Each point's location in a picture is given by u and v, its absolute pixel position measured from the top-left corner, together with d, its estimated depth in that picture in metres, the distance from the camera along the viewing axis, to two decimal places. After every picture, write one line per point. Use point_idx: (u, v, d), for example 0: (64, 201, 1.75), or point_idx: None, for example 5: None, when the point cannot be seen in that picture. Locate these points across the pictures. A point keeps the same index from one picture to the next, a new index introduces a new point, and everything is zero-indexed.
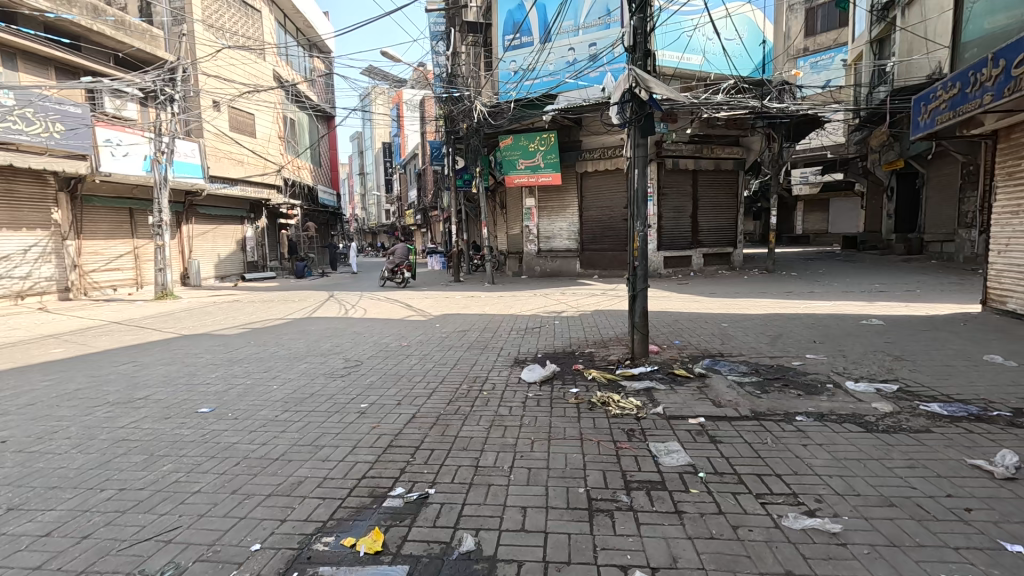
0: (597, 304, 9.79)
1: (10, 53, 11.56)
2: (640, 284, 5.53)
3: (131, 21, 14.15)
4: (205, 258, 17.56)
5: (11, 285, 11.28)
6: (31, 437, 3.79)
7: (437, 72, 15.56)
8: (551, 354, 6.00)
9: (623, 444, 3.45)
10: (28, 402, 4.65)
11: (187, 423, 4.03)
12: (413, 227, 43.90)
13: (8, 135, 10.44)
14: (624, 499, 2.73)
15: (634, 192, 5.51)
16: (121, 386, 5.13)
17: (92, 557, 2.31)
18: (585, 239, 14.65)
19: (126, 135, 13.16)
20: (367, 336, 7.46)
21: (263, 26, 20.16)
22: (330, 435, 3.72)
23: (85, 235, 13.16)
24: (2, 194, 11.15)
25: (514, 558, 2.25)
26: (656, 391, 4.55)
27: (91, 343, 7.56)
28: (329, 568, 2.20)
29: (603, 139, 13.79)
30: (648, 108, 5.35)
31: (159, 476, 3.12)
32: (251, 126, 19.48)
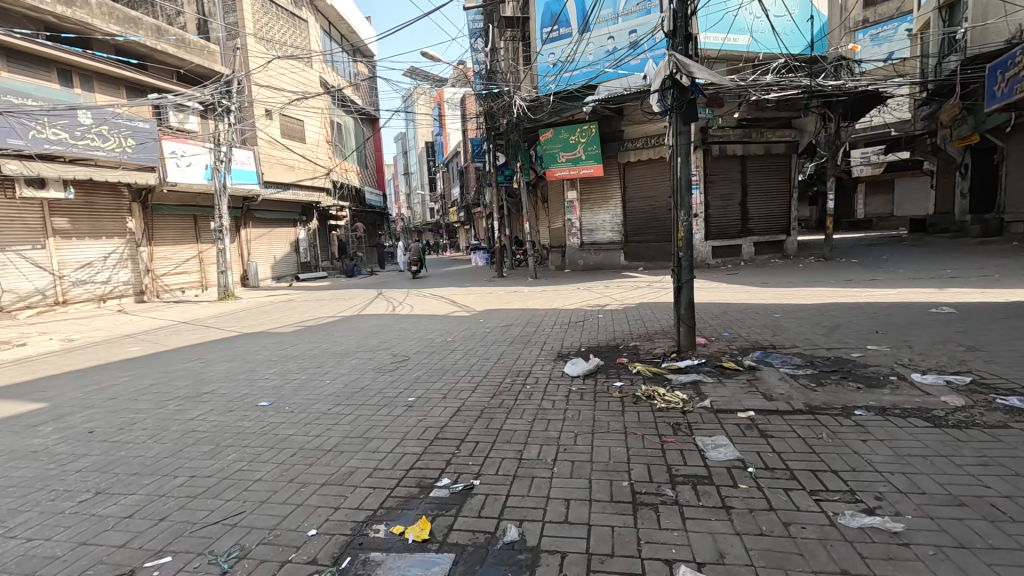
0: (642, 297, 9.62)
1: (88, 76, 12.58)
2: (686, 275, 5.40)
3: (190, 38, 15.00)
4: (262, 261, 18.50)
5: (94, 289, 12.33)
6: (114, 428, 4.15)
7: (475, 69, 15.69)
8: (595, 348, 5.96)
9: (668, 438, 3.39)
10: (110, 396, 5.09)
11: (248, 416, 4.29)
12: (457, 225, 44.58)
13: (88, 152, 11.33)
14: (669, 493, 2.69)
15: (678, 181, 5.37)
16: (189, 381, 5.51)
17: (168, 538, 2.51)
18: (629, 230, 14.41)
19: (189, 147, 14.01)
20: (413, 332, 7.66)
21: (310, 35, 20.94)
22: (379, 428, 3.87)
23: (156, 242, 14.15)
24: (84, 206, 12.17)
25: (558, 549, 2.27)
26: (703, 384, 4.44)
27: (163, 342, 8.16)
28: (380, 554, 2.29)
29: (646, 128, 13.47)
30: (690, 95, 5.20)
31: (225, 465, 3.34)
32: (301, 132, 20.30)
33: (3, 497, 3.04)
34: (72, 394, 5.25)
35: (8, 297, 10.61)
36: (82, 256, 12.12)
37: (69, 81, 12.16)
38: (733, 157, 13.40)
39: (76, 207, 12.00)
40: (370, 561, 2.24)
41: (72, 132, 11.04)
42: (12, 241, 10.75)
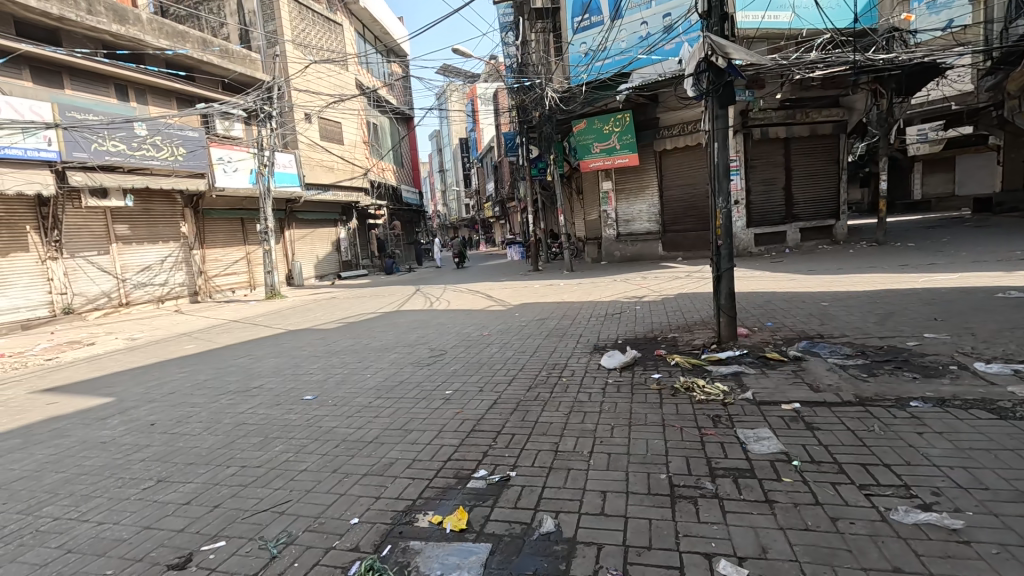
0: (681, 287, 9.41)
1: (141, 89, 13.31)
2: (725, 264, 5.24)
3: (233, 49, 15.61)
4: (306, 260, 19.15)
5: (152, 291, 13.12)
6: (173, 420, 4.41)
7: (507, 63, 15.67)
8: (631, 340, 5.89)
9: (707, 430, 3.32)
10: (169, 391, 5.42)
11: (294, 409, 4.46)
12: (493, 220, 44.80)
13: (146, 162, 12.06)
14: (708, 486, 2.64)
15: (715, 167, 5.22)
16: (239, 376, 5.81)
17: (222, 523, 2.66)
18: (666, 220, 14.12)
19: (234, 153, 14.62)
20: (450, 327, 7.77)
21: (345, 38, 21.43)
22: (418, 420, 3.95)
23: (208, 245, 14.89)
24: (142, 213, 12.94)
25: (594, 541, 2.26)
26: (745, 375, 4.31)
27: (215, 339, 8.59)
28: (419, 543, 2.35)
29: (682, 114, 13.10)
30: (727, 77, 5.03)
31: (273, 455, 3.50)
32: (339, 134, 20.86)
33: (76, 484, 3.30)
34: (136, 389, 5.62)
35: (78, 300, 11.42)
36: (142, 260, 12.90)
37: (125, 95, 12.91)
38: (775, 140, 12.87)
39: (135, 214, 12.76)
40: (409, 549, 2.30)
41: (130, 143, 11.73)
42: (80, 248, 11.54)
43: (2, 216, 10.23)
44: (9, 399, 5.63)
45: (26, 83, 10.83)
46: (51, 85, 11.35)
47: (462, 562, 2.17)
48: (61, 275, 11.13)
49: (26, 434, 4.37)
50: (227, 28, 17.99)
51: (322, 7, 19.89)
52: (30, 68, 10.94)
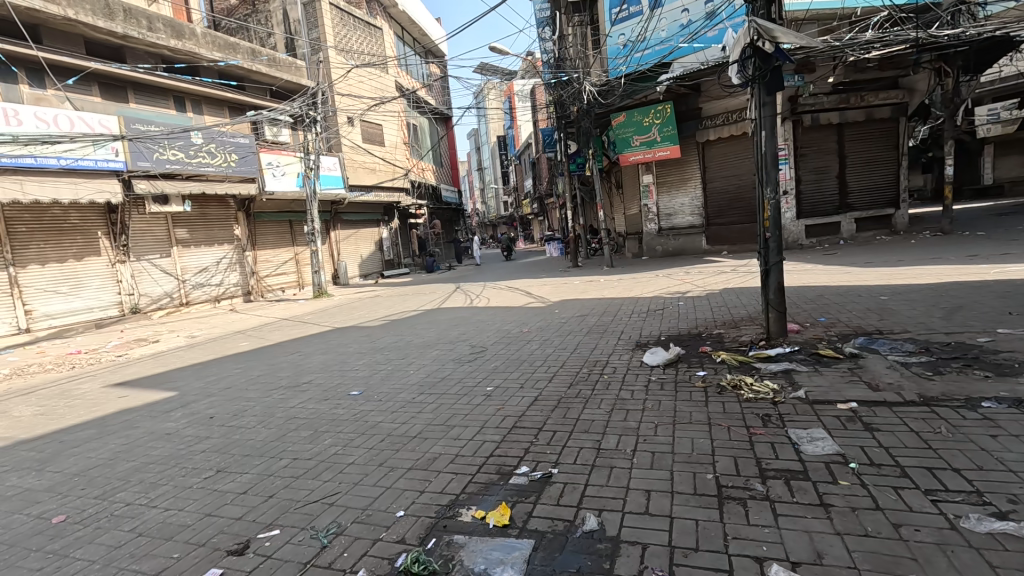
0: (726, 282, 9.12)
1: (198, 100, 14.06)
2: (773, 257, 5.04)
3: (280, 57, 16.20)
4: (351, 260, 19.73)
5: (209, 291, 13.87)
6: (230, 414, 4.66)
7: (544, 58, 15.57)
8: (675, 337, 5.75)
9: (756, 429, 3.21)
10: (227, 386, 5.71)
11: (342, 404, 4.62)
12: (532, 217, 44.70)
13: (201, 168, 12.71)
14: (758, 488, 2.54)
15: (762, 157, 5.02)
16: (291, 372, 6.05)
17: (277, 512, 2.78)
18: (710, 212, 13.72)
19: (282, 158, 15.21)
20: (490, 324, 7.84)
21: (385, 42, 21.87)
22: (460, 416, 4.00)
23: (259, 246, 15.59)
24: (200, 218, 13.68)
25: (638, 541, 2.23)
26: (796, 373, 4.14)
27: (267, 337, 9.00)
28: (463, 537, 2.39)
29: (725, 102, 12.66)
30: (774, 61, 4.81)
31: (322, 449, 3.63)
32: (380, 136, 21.38)
33: (145, 472, 3.53)
34: (197, 384, 5.97)
35: (143, 300, 12.19)
36: (199, 262, 13.65)
37: (182, 106, 13.66)
38: (827, 126, 12.26)
39: (193, 219, 13.49)
40: (453, 543, 2.34)
41: (187, 151, 12.38)
42: (145, 251, 12.31)
43: (77, 223, 11.02)
44: (85, 393, 6.07)
45: (94, 98, 11.66)
46: (117, 100, 12.16)
47: (505, 558, 2.19)
48: (129, 278, 11.91)
49: (101, 425, 4.71)
50: (274, 38, 18.74)
51: (362, 12, 20.35)
52: (98, 84, 11.77)
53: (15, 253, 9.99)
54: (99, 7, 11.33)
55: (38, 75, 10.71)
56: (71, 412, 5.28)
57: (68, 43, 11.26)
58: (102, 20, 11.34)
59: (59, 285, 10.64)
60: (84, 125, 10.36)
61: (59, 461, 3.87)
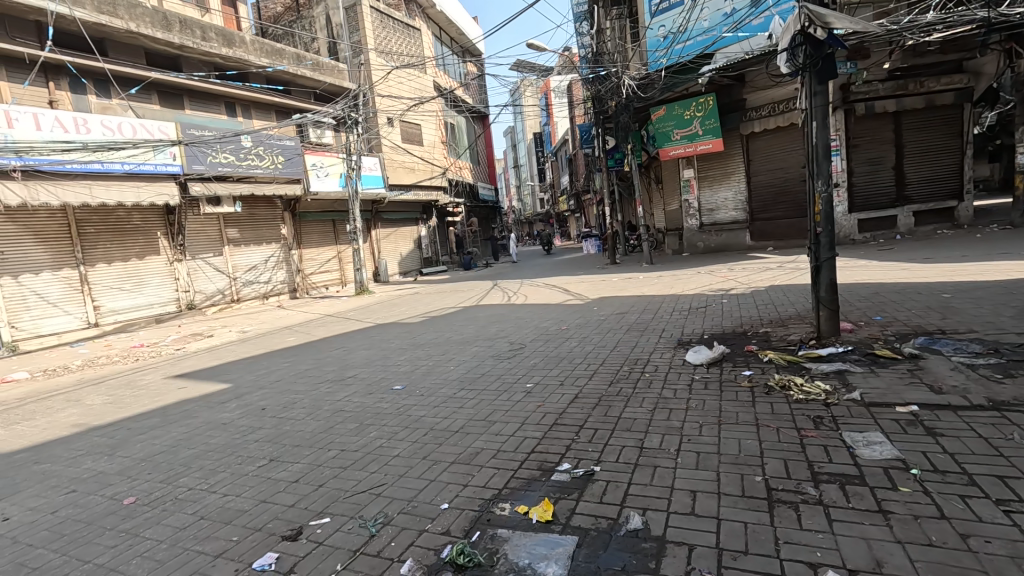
0: (772, 279, 8.82)
1: (247, 105, 14.66)
2: (825, 253, 4.83)
3: (323, 61, 16.67)
4: (391, 258, 20.14)
5: (258, 288, 14.48)
6: (281, 406, 4.86)
7: (581, 52, 15.42)
8: (718, 335, 5.61)
9: (807, 432, 3.09)
10: (277, 379, 5.96)
11: (385, 398, 4.74)
12: (568, 213, 44.34)
13: (251, 170, 13.26)
14: (811, 492, 2.46)
15: (813, 149, 4.82)
16: (336, 366, 6.26)
17: (327, 501, 2.89)
18: (754, 207, 13.29)
19: (326, 159, 15.70)
20: (528, 321, 7.85)
21: (423, 42, 22.17)
22: (501, 412, 4.04)
23: (304, 245, 16.15)
24: (249, 218, 14.30)
25: (685, 541, 2.19)
26: (850, 374, 3.96)
27: (313, 332, 9.33)
28: (506, 531, 2.41)
29: (771, 92, 12.20)
30: (827, 48, 4.59)
31: (368, 441, 3.74)
32: (418, 135, 21.72)
33: (205, 459, 3.73)
34: (249, 377, 6.25)
35: (199, 297, 12.85)
36: (249, 260, 14.27)
37: (234, 112, 14.28)
38: (882, 115, 11.63)
39: (243, 219, 14.11)
40: (497, 536, 2.37)
41: (238, 154, 12.93)
42: (200, 250, 12.97)
43: (139, 224, 11.72)
44: (149, 384, 6.46)
45: (154, 106, 12.33)
46: (175, 107, 12.83)
47: (549, 553, 2.21)
48: (185, 275, 12.58)
49: (163, 414, 5.01)
50: (317, 43, 19.35)
51: (401, 14, 20.71)
52: (158, 93, 12.46)
53: (85, 253, 10.70)
54: (158, 20, 11.98)
55: (105, 85, 11.46)
56: (137, 401, 5.63)
57: (130, 55, 11.96)
58: (161, 31, 11.99)
59: (123, 283, 11.35)
60: (145, 131, 11.02)
61: (128, 446, 4.14)
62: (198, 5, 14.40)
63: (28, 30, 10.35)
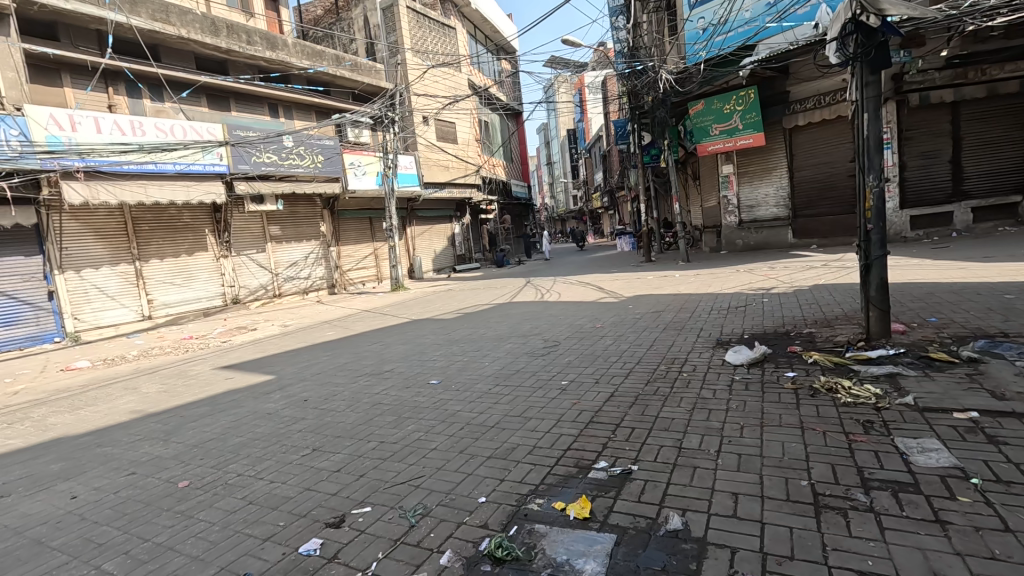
0: (817, 278, 8.50)
1: (289, 106, 15.11)
2: (876, 251, 4.62)
3: (361, 61, 17.00)
4: (425, 255, 20.43)
5: (299, 284, 14.95)
6: (322, 397, 5.01)
7: (617, 47, 15.21)
8: (759, 335, 5.45)
9: (857, 436, 2.98)
10: (317, 372, 6.15)
11: (422, 392, 4.83)
12: (602, 211, 43.87)
13: (293, 170, 13.67)
14: (860, 499, 2.37)
15: (863, 141, 4.61)
16: (374, 360, 6.40)
17: (368, 491, 2.97)
18: (797, 203, 12.83)
19: (364, 158, 16.04)
20: (562, 318, 7.83)
21: (458, 41, 22.33)
22: (536, 408, 4.04)
23: (342, 242, 16.56)
24: (290, 216, 14.77)
25: (727, 544, 2.15)
26: (902, 377, 3.79)
27: (351, 327, 9.58)
28: (544, 526, 2.42)
29: (818, 84, 11.71)
30: (880, 36, 4.38)
31: (406, 434, 3.82)
32: (453, 133, 21.91)
33: (252, 447, 3.88)
34: (292, 369, 6.47)
35: (243, 292, 13.36)
36: (291, 257, 14.75)
37: (276, 113, 14.75)
38: (939, 106, 11.00)
39: (285, 217, 14.58)
40: (535, 531, 2.38)
41: (280, 154, 13.34)
42: (245, 247, 13.48)
43: (189, 222, 12.27)
44: (198, 374, 6.78)
45: (203, 108, 12.87)
46: (222, 109, 13.35)
47: (588, 550, 2.21)
48: (231, 271, 13.10)
49: (213, 403, 5.25)
50: (356, 44, 19.76)
51: (437, 14, 20.91)
52: (206, 96, 12.99)
53: (140, 249, 11.29)
54: (207, 26, 12.47)
55: (158, 90, 12.04)
56: (188, 390, 5.92)
57: (181, 60, 12.49)
58: (209, 36, 12.47)
59: (174, 278, 11.92)
60: (195, 133, 11.50)
61: (181, 433, 4.36)
62: (243, 10, 14.91)
63: (90, 38, 11.00)
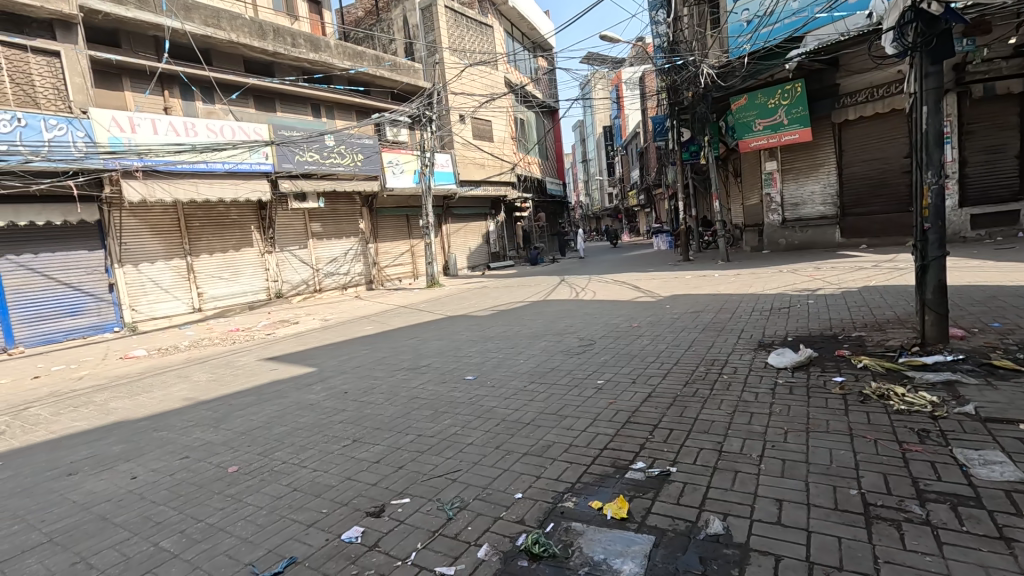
0: (867, 279, 8.12)
1: (330, 106, 15.51)
2: (934, 251, 4.38)
3: (401, 61, 17.27)
4: (460, 252, 20.65)
5: (338, 279, 15.36)
6: (361, 390, 5.15)
7: (656, 41, 14.92)
8: (805, 338, 5.26)
9: (911, 446, 2.84)
10: (356, 365, 6.32)
11: (457, 387, 4.90)
12: (638, 209, 43.15)
13: (334, 168, 14.04)
14: (915, 511, 2.26)
15: (922, 136, 4.37)
16: (411, 355, 6.52)
17: (407, 482, 3.03)
18: (846, 201, 12.28)
19: (402, 156, 16.32)
20: (598, 317, 7.76)
21: (495, 39, 22.40)
22: (572, 407, 4.03)
23: (380, 239, 16.92)
24: (331, 213, 15.19)
25: (770, 551, 2.09)
26: (962, 385, 3.58)
27: (388, 322, 9.79)
28: (581, 525, 2.42)
29: (871, 76, 11.18)
30: (943, 24, 4.12)
31: (443, 428, 3.88)
32: (489, 132, 22.01)
33: (296, 436, 4.03)
34: (332, 362, 6.66)
35: (286, 286, 13.83)
36: (331, 253, 15.18)
37: (319, 113, 15.18)
38: (1005, 97, 10.31)
39: (325, 214, 15.01)
40: (571, 529, 2.38)
41: (322, 153, 13.71)
42: (288, 243, 13.94)
43: (236, 219, 12.79)
44: (245, 365, 7.07)
45: (250, 110, 13.37)
46: (268, 110, 13.84)
47: (625, 550, 2.19)
48: (274, 266, 13.58)
49: (258, 393, 5.46)
50: (395, 44, 20.11)
51: (474, 13, 21.03)
52: (253, 97, 13.51)
53: (192, 245, 11.85)
54: (254, 30, 12.93)
55: (209, 92, 12.58)
56: (235, 380, 6.19)
57: (231, 63, 13.01)
58: (256, 40, 12.92)
59: (222, 272, 12.46)
60: (243, 133, 11.93)
61: (230, 421, 4.56)
62: (288, 13, 15.38)
63: (148, 44, 11.60)
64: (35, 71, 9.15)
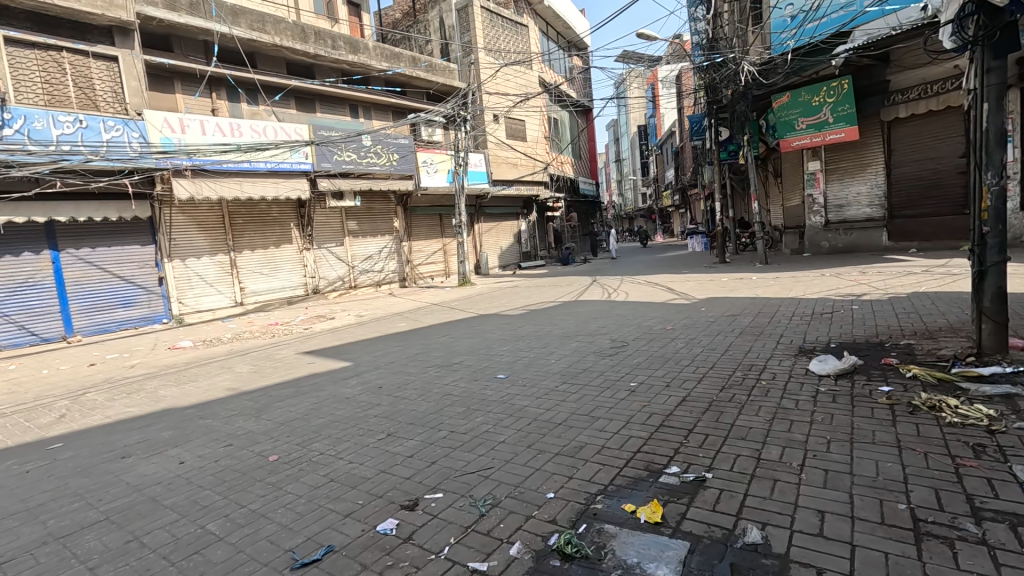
0: (917, 285, 7.73)
1: (368, 107, 15.83)
2: (993, 257, 4.15)
3: (436, 62, 17.47)
4: (492, 251, 20.76)
5: (373, 276, 15.68)
6: (394, 385, 5.24)
7: (695, 38, 14.64)
8: (849, 344, 5.06)
9: (965, 461, 2.70)
10: (390, 361, 6.43)
11: (489, 385, 4.94)
12: (672, 209, 42.37)
13: (370, 167, 14.30)
14: (970, 529, 2.15)
15: (981, 135, 4.16)
16: (443, 352, 6.60)
17: (440, 477, 3.08)
18: (895, 202, 11.75)
19: (436, 156, 16.50)
20: (631, 319, 7.67)
21: (530, 39, 22.38)
22: (605, 408, 4.00)
23: (414, 238, 17.17)
24: (367, 211, 15.51)
25: (812, 563, 2.03)
26: (1022, 399, 3.37)
27: (421, 319, 9.94)
28: (613, 527, 2.40)
29: (924, 72, 10.68)
30: (1007, 17, 3.91)
31: (475, 425, 3.91)
32: (523, 132, 22.05)
33: (333, 428, 4.14)
34: (366, 357, 6.81)
35: (323, 282, 14.21)
36: (366, 251, 15.50)
37: (356, 113, 15.52)
38: None
39: (361, 212, 15.33)
40: (604, 531, 2.37)
41: (359, 153, 13.97)
42: (325, 240, 14.31)
43: (277, 216, 13.22)
44: (284, 358, 7.31)
45: (292, 111, 13.80)
46: (308, 110, 14.24)
47: (659, 554, 2.17)
48: (312, 263, 13.96)
49: (296, 385, 5.64)
50: (431, 45, 20.36)
51: (510, 13, 21.08)
52: (295, 99, 13.93)
53: (235, 241, 12.32)
54: (297, 33, 13.31)
55: (254, 94, 13.05)
56: (275, 372, 6.41)
57: (274, 65, 13.45)
58: (299, 43, 13.31)
59: (263, 268, 12.91)
60: (285, 133, 12.28)
61: (270, 411, 4.72)
62: (329, 16, 15.76)
63: (198, 48, 12.12)
64: (95, 75, 9.68)
